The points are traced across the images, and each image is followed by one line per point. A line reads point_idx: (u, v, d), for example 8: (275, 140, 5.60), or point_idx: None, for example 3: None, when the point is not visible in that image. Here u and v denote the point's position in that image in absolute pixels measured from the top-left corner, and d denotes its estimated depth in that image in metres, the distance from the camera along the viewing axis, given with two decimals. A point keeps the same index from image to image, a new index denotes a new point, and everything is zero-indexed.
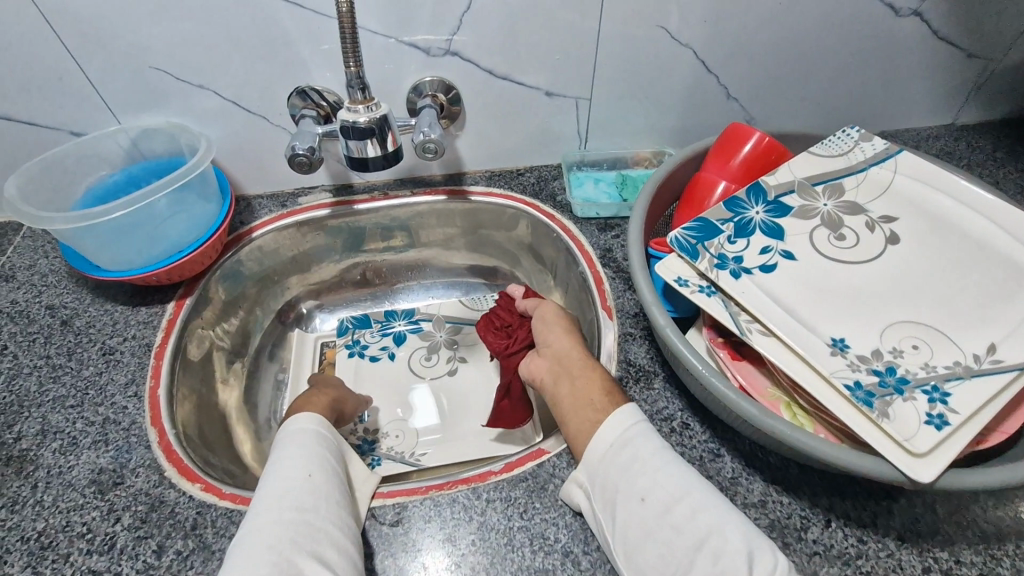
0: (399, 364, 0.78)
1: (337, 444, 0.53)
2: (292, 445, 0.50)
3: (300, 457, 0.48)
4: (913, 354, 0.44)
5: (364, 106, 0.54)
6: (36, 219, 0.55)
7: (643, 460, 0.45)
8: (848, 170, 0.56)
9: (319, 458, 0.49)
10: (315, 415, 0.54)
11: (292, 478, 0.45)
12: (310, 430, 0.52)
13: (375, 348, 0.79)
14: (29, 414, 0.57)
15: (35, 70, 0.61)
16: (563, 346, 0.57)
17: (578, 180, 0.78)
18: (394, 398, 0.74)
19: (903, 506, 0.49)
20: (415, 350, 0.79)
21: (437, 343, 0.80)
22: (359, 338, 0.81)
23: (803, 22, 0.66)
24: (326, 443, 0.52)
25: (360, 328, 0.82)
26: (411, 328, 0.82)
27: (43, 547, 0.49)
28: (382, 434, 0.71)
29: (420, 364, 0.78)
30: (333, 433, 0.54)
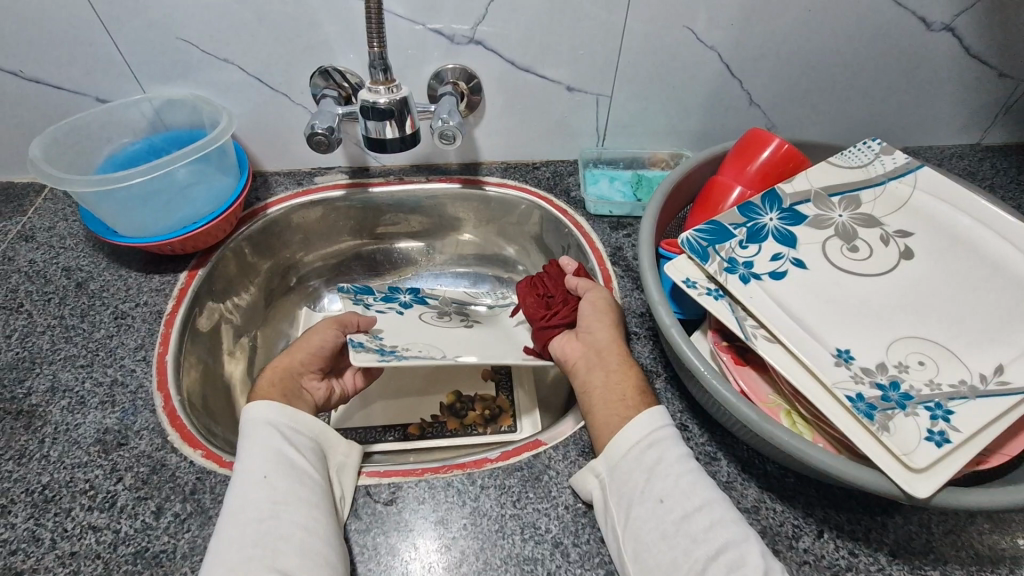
0: (410, 317, 0.69)
1: (296, 428, 0.50)
2: (247, 441, 0.48)
3: (256, 456, 0.46)
4: (918, 370, 0.44)
5: (384, 88, 0.54)
6: (58, 180, 0.56)
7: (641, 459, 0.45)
8: (866, 182, 0.55)
9: (276, 451, 0.47)
10: (267, 404, 0.51)
11: (249, 483, 0.45)
12: (261, 422, 0.49)
13: (382, 306, 0.70)
14: (40, 371, 0.58)
15: (65, 35, 0.62)
16: (606, 333, 0.57)
17: (594, 176, 0.77)
18: (409, 334, 0.65)
19: (898, 522, 0.49)
20: (424, 312, 0.71)
21: (447, 309, 0.73)
22: (365, 301, 0.70)
23: (832, 31, 0.66)
24: (282, 430, 0.49)
25: (363, 294, 0.71)
26: (417, 300, 0.73)
27: (46, 500, 0.50)
28: (404, 347, 0.62)
29: (430, 318, 0.70)
30: (287, 415, 0.50)
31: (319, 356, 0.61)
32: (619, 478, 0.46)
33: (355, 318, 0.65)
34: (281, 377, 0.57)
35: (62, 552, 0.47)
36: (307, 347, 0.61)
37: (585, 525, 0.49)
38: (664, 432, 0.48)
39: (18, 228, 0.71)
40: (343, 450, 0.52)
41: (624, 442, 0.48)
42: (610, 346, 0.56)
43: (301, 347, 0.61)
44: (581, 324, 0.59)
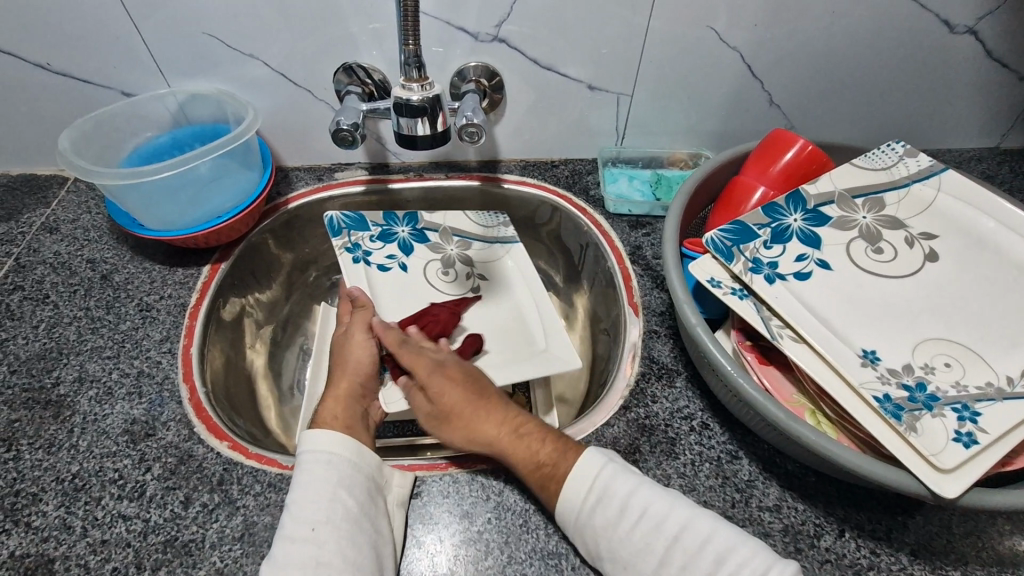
0: (415, 274, 0.75)
1: (355, 467, 0.48)
2: (305, 477, 0.46)
3: (308, 503, 0.44)
4: (945, 371, 0.44)
5: (418, 85, 0.54)
6: (87, 172, 0.57)
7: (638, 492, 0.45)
8: (889, 185, 0.55)
9: (330, 500, 0.45)
10: (330, 435, 0.48)
11: (297, 535, 0.43)
12: (323, 457, 0.47)
13: (381, 257, 0.75)
14: (68, 361, 0.59)
15: (93, 29, 0.62)
16: (462, 430, 0.53)
17: (612, 175, 0.78)
18: (417, 313, 0.71)
19: (919, 522, 0.49)
20: (429, 262, 0.76)
21: (451, 256, 0.77)
22: (361, 243, 0.75)
23: (855, 33, 0.66)
24: (340, 470, 0.47)
25: (356, 229, 0.75)
26: (416, 238, 0.78)
27: (76, 488, 0.50)
28: None
29: (436, 277, 0.75)
30: (352, 448, 0.48)
31: (371, 372, 0.59)
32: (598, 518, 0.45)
33: (373, 314, 0.63)
34: (346, 409, 0.54)
35: (94, 540, 0.48)
36: (357, 365, 0.58)
37: None
38: (603, 472, 0.47)
39: (41, 220, 0.72)
40: (398, 481, 0.50)
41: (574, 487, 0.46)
42: (485, 434, 0.52)
43: (352, 367, 0.58)
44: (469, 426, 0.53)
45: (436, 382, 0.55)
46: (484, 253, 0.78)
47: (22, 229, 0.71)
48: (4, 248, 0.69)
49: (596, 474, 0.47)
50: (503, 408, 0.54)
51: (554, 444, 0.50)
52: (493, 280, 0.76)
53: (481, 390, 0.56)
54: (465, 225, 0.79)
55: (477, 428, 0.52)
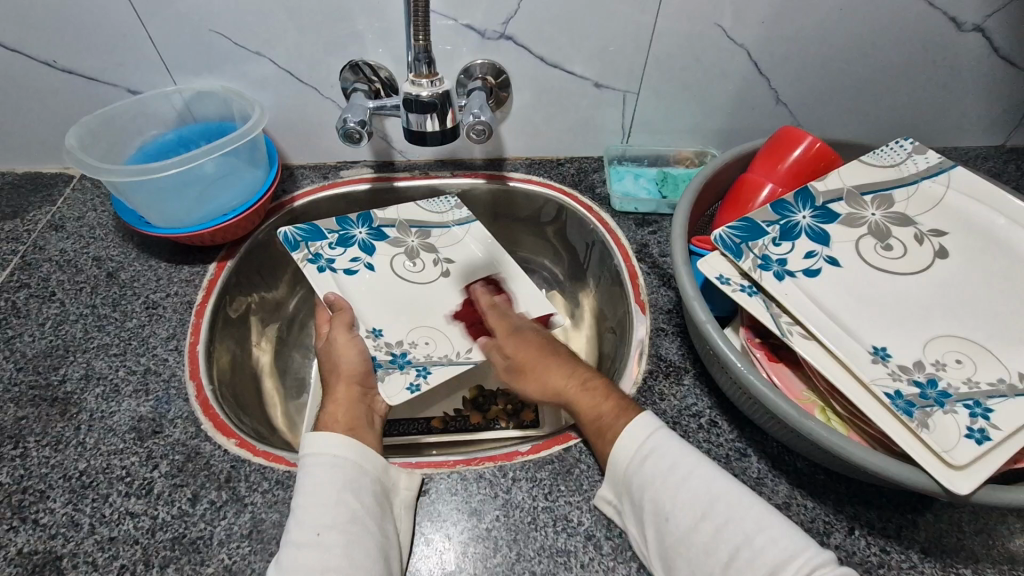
0: (382, 271, 0.72)
1: (360, 471, 0.47)
2: (310, 482, 0.46)
3: (314, 508, 0.44)
4: (957, 368, 0.44)
5: (427, 81, 0.53)
6: (96, 169, 0.57)
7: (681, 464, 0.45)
8: (898, 181, 0.55)
9: (336, 503, 0.45)
10: (330, 437, 0.48)
11: (302, 541, 0.43)
12: (327, 460, 0.47)
13: (345, 262, 0.71)
14: (74, 358, 0.59)
15: (100, 26, 0.62)
16: (533, 381, 0.58)
17: (618, 174, 0.78)
18: (394, 310, 0.68)
19: (929, 520, 0.49)
20: (395, 257, 0.74)
21: (414, 248, 0.75)
22: (321, 253, 0.71)
23: (862, 30, 0.66)
24: (346, 473, 0.47)
25: (313, 240, 0.71)
26: (375, 234, 0.75)
27: (84, 485, 0.50)
28: (409, 344, 0.65)
29: (403, 270, 0.73)
30: (355, 450, 0.48)
31: (364, 372, 0.59)
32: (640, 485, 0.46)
33: (351, 315, 0.64)
34: (348, 411, 0.54)
35: (101, 537, 0.48)
36: (349, 368, 0.58)
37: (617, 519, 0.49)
38: (656, 433, 0.48)
39: (47, 217, 0.72)
40: (405, 483, 0.50)
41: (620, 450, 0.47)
42: (554, 384, 0.56)
43: (345, 371, 0.58)
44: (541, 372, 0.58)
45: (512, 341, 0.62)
46: (444, 238, 0.76)
47: (28, 227, 0.71)
48: (10, 246, 0.68)
49: (649, 434, 0.48)
50: (575, 364, 0.58)
51: (617, 399, 0.52)
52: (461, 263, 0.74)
53: (552, 350, 0.60)
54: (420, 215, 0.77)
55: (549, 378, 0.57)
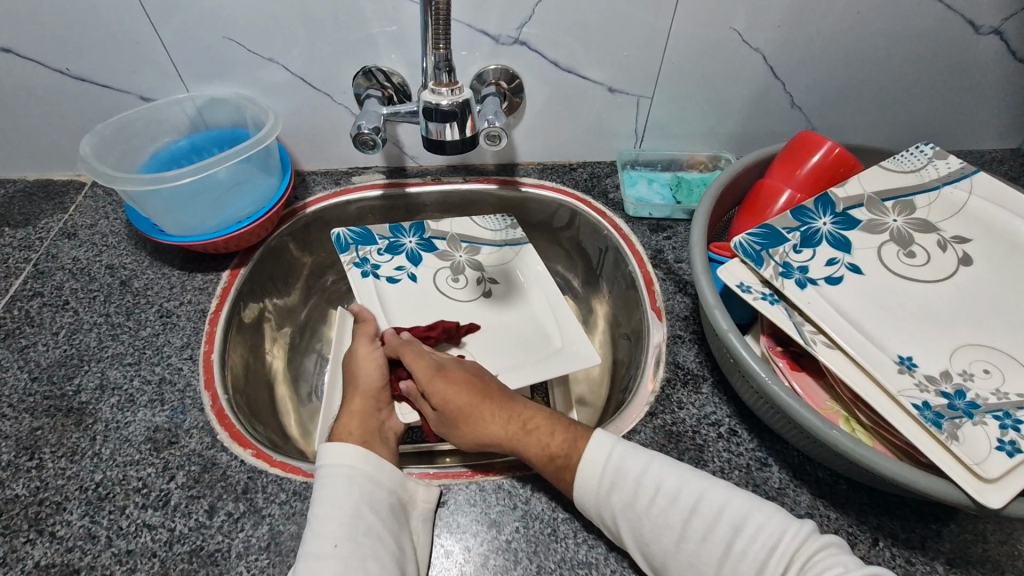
0: (424, 283, 0.74)
1: (375, 483, 0.47)
2: (326, 493, 0.45)
3: (330, 520, 0.44)
4: (984, 379, 0.43)
5: (448, 89, 0.53)
6: (110, 179, 0.56)
7: (655, 474, 0.46)
8: (920, 187, 0.54)
9: (352, 516, 0.44)
10: (345, 448, 0.48)
11: (324, 553, 0.42)
12: (341, 471, 0.46)
13: (389, 269, 0.74)
14: (89, 368, 0.58)
15: (113, 34, 0.62)
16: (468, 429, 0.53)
17: (632, 178, 0.77)
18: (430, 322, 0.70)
19: (954, 530, 0.48)
20: (438, 270, 0.75)
21: (460, 264, 0.76)
22: (368, 257, 0.74)
23: (879, 33, 0.65)
24: (362, 486, 0.46)
25: (363, 244, 0.74)
26: (423, 246, 0.77)
27: (101, 497, 0.50)
28: None
29: (445, 285, 0.74)
30: (370, 462, 0.48)
31: (382, 387, 0.58)
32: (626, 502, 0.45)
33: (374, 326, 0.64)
34: (361, 423, 0.53)
35: (119, 550, 0.47)
36: (368, 382, 0.57)
37: None
38: (614, 453, 0.47)
39: (59, 225, 0.72)
40: (423, 496, 0.49)
41: (585, 481, 0.46)
42: (492, 432, 0.52)
43: (363, 384, 0.57)
44: (473, 418, 0.53)
45: (441, 384, 0.55)
46: (495, 256, 0.77)
47: (40, 235, 0.70)
48: (22, 254, 0.68)
49: (608, 458, 0.47)
50: (508, 403, 0.54)
51: (565, 433, 0.50)
52: (505, 283, 0.75)
53: (482, 388, 0.55)
54: (475, 231, 0.78)
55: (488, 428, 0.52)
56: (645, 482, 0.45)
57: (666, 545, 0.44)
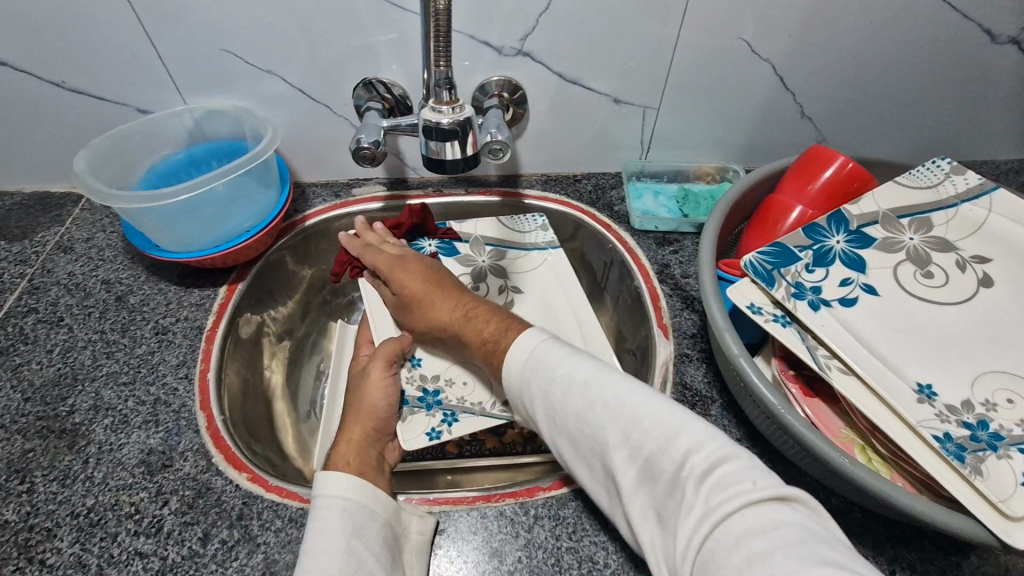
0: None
1: (370, 515, 0.45)
2: (318, 527, 0.43)
3: (323, 557, 0.41)
4: (1008, 409, 0.41)
5: (449, 107, 0.52)
6: (104, 197, 0.55)
7: (575, 365, 0.45)
8: (936, 204, 0.53)
9: (345, 551, 0.42)
10: (341, 477, 0.46)
11: None
12: (336, 502, 0.45)
13: None
14: (83, 387, 0.57)
15: (110, 46, 0.61)
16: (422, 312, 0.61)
17: (637, 190, 0.76)
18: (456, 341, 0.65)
19: (975, 563, 0.46)
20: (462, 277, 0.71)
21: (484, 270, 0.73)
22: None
23: (893, 43, 0.63)
24: (355, 520, 0.44)
25: None
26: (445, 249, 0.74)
27: (92, 523, 0.49)
28: (446, 382, 0.62)
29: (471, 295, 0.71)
30: (367, 492, 0.46)
31: (384, 417, 0.57)
32: (546, 388, 0.45)
33: (397, 348, 0.60)
34: (360, 454, 0.52)
35: None
36: (371, 408, 0.56)
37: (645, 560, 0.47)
38: (540, 346, 0.48)
39: (56, 239, 0.71)
40: (416, 528, 0.47)
41: (512, 360, 0.48)
42: (439, 319, 0.60)
43: (365, 411, 0.56)
44: (422, 299, 0.61)
45: (398, 272, 0.64)
46: (522, 261, 0.74)
47: (36, 249, 0.69)
48: (17, 268, 0.67)
49: (530, 351, 0.47)
50: (458, 295, 0.60)
51: (498, 322, 0.55)
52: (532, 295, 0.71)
53: (437, 280, 0.62)
54: (509, 235, 0.75)
55: (435, 314, 0.60)
56: (559, 371, 0.45)
57: (573, 427, 0.43)
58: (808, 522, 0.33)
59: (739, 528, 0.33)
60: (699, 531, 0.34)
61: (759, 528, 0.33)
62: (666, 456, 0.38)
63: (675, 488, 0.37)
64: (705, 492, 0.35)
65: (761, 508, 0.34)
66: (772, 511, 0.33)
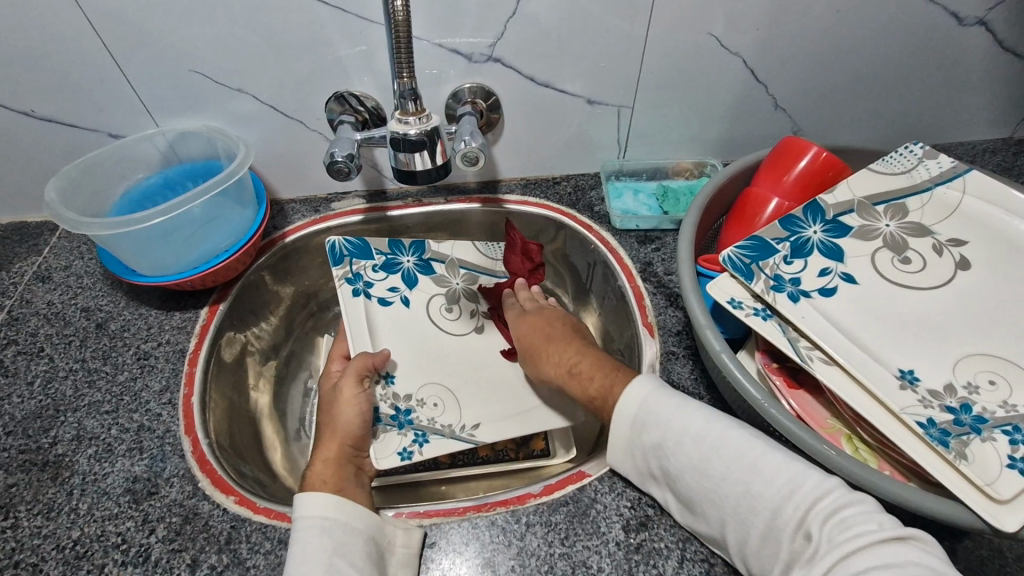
0: (416, 309, 0.74)
1: (351, 532, 0.45)
2: (302, 548, 0.43)
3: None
4: (990, 391, 0.42)
5: (414, 118, 0.52)
6: (76, 225, 0.55)
7: (687, 419, 0.46)
8: (911, 189, 0.53)
9: (327, 570, 0.42)
10: (320, 497, 0.46)
11: None
12: (315, 522, 0.45)
13: (382, 289, 0.74)
14: (65, 418, 0.57)
15: (76, 72, 0.60)
16: (531, 363, 0.62)
17: (617, 190, 0.76)
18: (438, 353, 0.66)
19: (969, 546, 0.46)
20: (433, 296, 0.75)
21: (456, 292, 0.76)
22: (362, 273, 0.74)
23: (861, 30, 0.64)
24: (338, 539, 0.44)
25: (358, 258, 0.74)
26: (421, 268, 0.77)
27: (78, 556, 0.48)
28: (417, 403, 0.64)
29: (439, 312, 0.74)
30: (346, 510, 0.46)
31: (359, 435, 0.57)
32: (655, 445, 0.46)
33: (367, 362, 0.62)
34: (339, 473, 0.51)
35: None
36: (346, 426, 0.56)
37: (639, 562, 0.47)
38: (649, 397, 0.48)
39: (33, 269, 0.70)
40: (403, 541, 0.47)
41: (620, 417, 0.48)
42: (547, 371, 0.59)
43: (342, 428, 0.56)
44: (539, 347, 0.61)
45: (522, 324, 0.65)
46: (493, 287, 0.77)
47: (13, 279, 0.69)
48: None
49: (641, 403, 0.48)
50: (573, 345, 0.59)
51: (602, 377, 0.53)
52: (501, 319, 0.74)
53: (562, 334, 0.61)
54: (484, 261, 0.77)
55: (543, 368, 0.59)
56: (672, 422, 0.46)
57: (687, 479, 0.44)
58: (931, 560, 0.35)
59: (864, 564, 0.35)
60: (821, 570, 0.36)
61: (881, 566, 0.34)
62: (777, 495, 0.39)
63: (793, 523, 0.39)
64: (830, 530, 0.37)
65: (884, 546, 0.35)
66: (894, 548, 0.35)
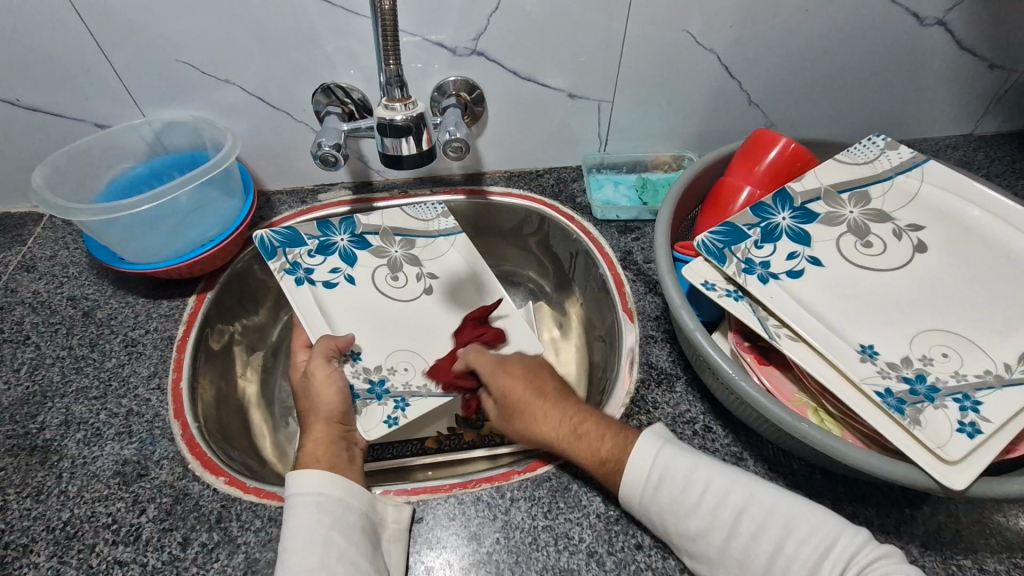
0: (363, 285, 0.72)
1: (337, 508, 0.46)
2: (292, 523, 0.45)
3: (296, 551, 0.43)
4: (943, 362, 0.44)
5: (401, 104, 0.53)
6: (63, 211, 0.55)
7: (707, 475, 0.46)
8: (873, 178, 0.56)
9: (315, 543, 0.44)
10: (312, 475, 0.47)
11: None
12: (306, 499, 0.46)
13: (325, 272, 0.72)
14: (52, 404, 0.57)
15: (63, 62, 0.61)
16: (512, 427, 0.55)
17: (598, 182, 0.78)
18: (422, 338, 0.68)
19: (926, 513, 0.49)
20: (376, 268, 0.74)
21: (396, 260, 0.75)
22: (300, 261, 0.71)
23: (828, 29, 0.67)
24: (327, 513, 0.46)
25: (291, 246, 0.71)
26: (356, 242, 0.75)
27: (68, 536, 0.49)
28: (388, 371, 0.65)
29: (385, 284, 0.73)
30: (335, 486, 0.47)
31: (342, 411, 0.57)
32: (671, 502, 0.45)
33: (333, 343, 0.61)
34: (327, 450, 0.52)
35: None
36: (329, 406, 0.56)
37: (619, 532, 0.49)
38: (662, 453, 0.47)
39: (18, 258, 0.70)
40: (393, 517, 0.48)
41: (634, 481, 0.47)
42: (542, 431, 0.53)
43: (324, 410, 0.56)
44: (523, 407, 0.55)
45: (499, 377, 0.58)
46: (430, 249, 0.76)
47: None
48: None
49: (654, 463, 0.47)
50: (560, 403, 0.54)
51: (614, 436, 0.50)
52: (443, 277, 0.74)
53: (543, 387, 0.56)
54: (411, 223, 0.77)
55: (536, 429, 0.53)
56: (693, 481, 0.45)
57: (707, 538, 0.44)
58: None
59: None
60: None
61: None
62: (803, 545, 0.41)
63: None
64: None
65: None
66: None
